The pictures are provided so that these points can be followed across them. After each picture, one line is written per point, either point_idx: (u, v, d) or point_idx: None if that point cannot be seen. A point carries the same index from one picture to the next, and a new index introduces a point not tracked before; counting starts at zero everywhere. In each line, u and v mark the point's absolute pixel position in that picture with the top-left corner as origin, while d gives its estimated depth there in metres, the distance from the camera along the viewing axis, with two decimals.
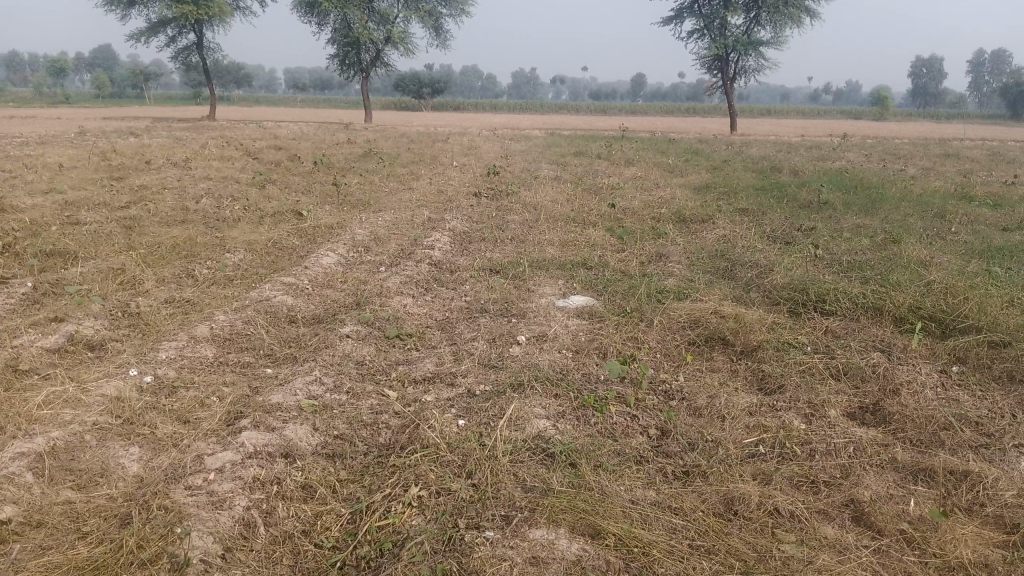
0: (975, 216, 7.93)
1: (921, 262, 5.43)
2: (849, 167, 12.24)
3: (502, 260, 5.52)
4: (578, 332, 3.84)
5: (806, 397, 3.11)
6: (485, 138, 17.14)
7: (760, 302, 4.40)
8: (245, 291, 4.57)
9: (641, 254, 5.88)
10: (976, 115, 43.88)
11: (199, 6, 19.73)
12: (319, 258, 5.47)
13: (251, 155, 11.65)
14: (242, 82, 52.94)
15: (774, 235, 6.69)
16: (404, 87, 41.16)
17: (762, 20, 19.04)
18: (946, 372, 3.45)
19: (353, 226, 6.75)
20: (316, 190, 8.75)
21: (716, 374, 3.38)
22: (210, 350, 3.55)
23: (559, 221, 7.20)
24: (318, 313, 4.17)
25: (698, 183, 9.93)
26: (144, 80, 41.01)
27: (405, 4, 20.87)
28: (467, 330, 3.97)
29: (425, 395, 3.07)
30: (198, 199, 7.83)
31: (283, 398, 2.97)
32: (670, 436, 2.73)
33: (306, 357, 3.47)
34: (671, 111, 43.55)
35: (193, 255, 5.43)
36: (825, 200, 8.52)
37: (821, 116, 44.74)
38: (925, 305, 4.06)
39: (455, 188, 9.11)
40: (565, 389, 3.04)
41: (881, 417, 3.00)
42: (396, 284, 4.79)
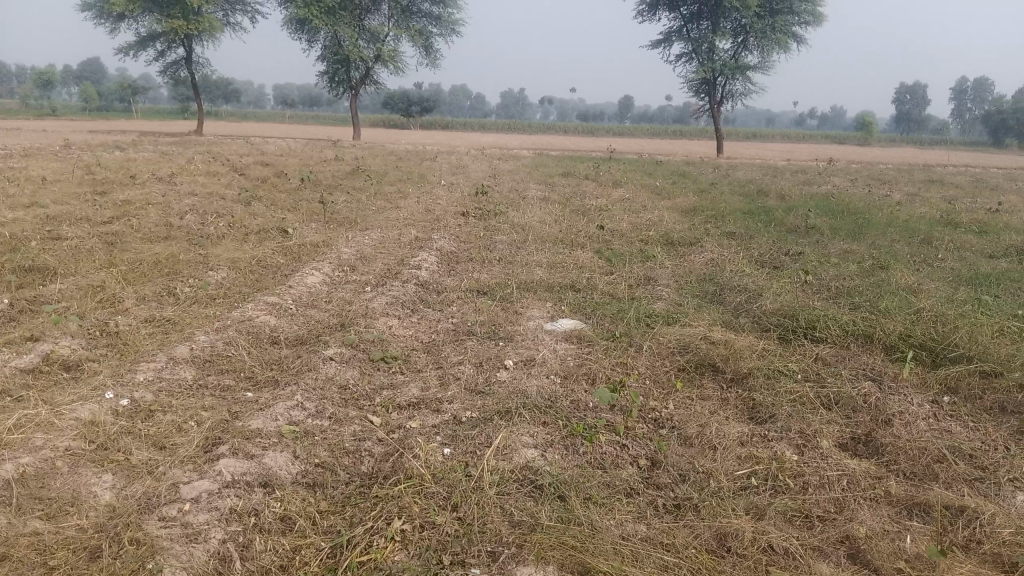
0: (962, 243, 7.94)
1: (910, 289, 5.42)
2: (836, 192, 12.29)
3: (490, 281, 5.46)
4: (566, 356, 3.78)
5: (797, 427, 3.05)
6: (473, 157, 17.14)
7: (750, 328, 4.36)
8: (227, 311, 4.49)
9: (630, 276, 5.84)
10: (959, 141, 44.35)
11: (188, 21, 19.70)
12: (304, 277, 5.40)
13: (237, 170, 11.56)
14: (230, 97, 52.87)
15: (762, 259, 6.67)
16: (393, 104, 41.19)
17: (750, 45, 19.19)
18: (939, 401, 3.41)
19: (339, 245, 6.68)
20: (302, 207, 8.68)
21: (706, 402, 3.33)
22: (189, 372, 3.46)
23: (547, 242, 7.15)
24: (302, 334, 4.09)
25: (686, 205, 9.93)
26: (131, 94, 40.84)
27: (396, 23, 20.92)
28: (453, 353, 3.90)
29: (410, 421, 2.99)
30: (182, 216, 7.74)
31: (263, 424, 2.89)
32: (660, 467, 2.67)
33: (288, 380, 3.39)
34: (658, 133, 43.79)
35: (175, 272, 5.34)
36: (813, 225, 8.52)
37: (807, 141, 45.08)
38: (916, 333, 4.02)
39: (443, 207, 9.06)
40: (553, 417, 2.98)
41: (874, 448, 2.95)
42: (382, 305, 4.72)
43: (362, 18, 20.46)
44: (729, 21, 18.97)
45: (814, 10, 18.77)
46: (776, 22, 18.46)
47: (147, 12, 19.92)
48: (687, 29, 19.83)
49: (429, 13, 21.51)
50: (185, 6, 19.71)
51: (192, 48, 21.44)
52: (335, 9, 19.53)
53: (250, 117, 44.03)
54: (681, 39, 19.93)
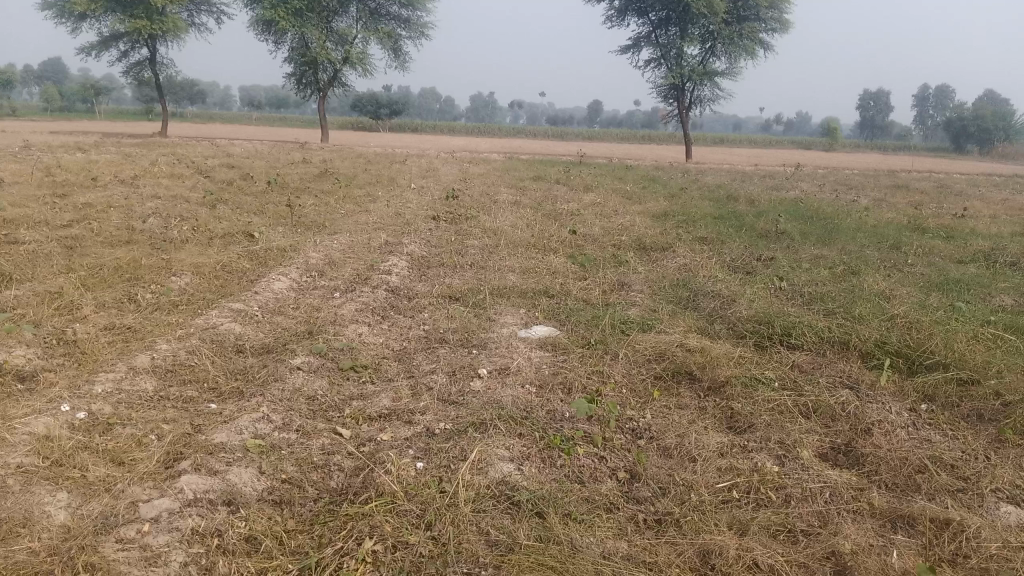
0: (930, 249, 8.00)
1: (882, 295, 5.42)
2: (804, 197, 12.36)
3: (462, 287, 5.37)
4: (541, 365, 3.70)
5: (777, 437, 3.00)
6: (444, 160, 17.03)
7: (726, 335, 4.31)
8: (192, 318, 4.35)
9: (603, 282, 5.78)
10: (921, 147, 45.11)
11: (153, 20, 19.38)
12: (270, 282, 5.26)
13: (202, 173, 11.35)
14: (196, 98, 52.15)
15: (734, 264, 6.65)
16: (361, 107, 40.88)
17: (717, 51, 19.30)
18: (917, 410, 3.39)
19: (308, 249, 6.54)
20: (269, 211, 8.54)
21: (683, 411, 3.27)
22: (149, 383, 3.33)
23: (519, 247, 7.08)
24: (268, 342, 3.97)
25: (657, 210, 9.92)
26: (94, 94, 40.16)
27: (365, 25, 20.75)
28: (425, 362, 3.81)
29: (381, 434, 2.90)
30: (145, 219, 7.56)
31: (226, 438, 2.78)
32: (640, 480, 2.61)
33: (253, 391, 3.27)
34: (627, 138, 44.02)
35: (137, 278, 5.18)
36: (783, 230, 8.54)
37: (774, 146, 45.54)
38: (891, 340, 4.00)
39: (413, 211, 8.95)
40: (529, 428, 2.90)
41: (854, 458, 2.91)
42: (351, 312, 4.61)
43: (331, 20, 20.26)
44: (697, 28, 19.03)
45: (781, 17, 19.03)
46: (743, 29, 18.73)
47: (110, 11, 19.56)
48: (655, 34, 19.89)
49: (398, 16, 21.36)
50: (149, 6, 19.38)
51: (156, 48, 21.10)
52: (303, 10, 19.33)
53: (215, 119, 43.50)
54: (650, 44, 19.98)
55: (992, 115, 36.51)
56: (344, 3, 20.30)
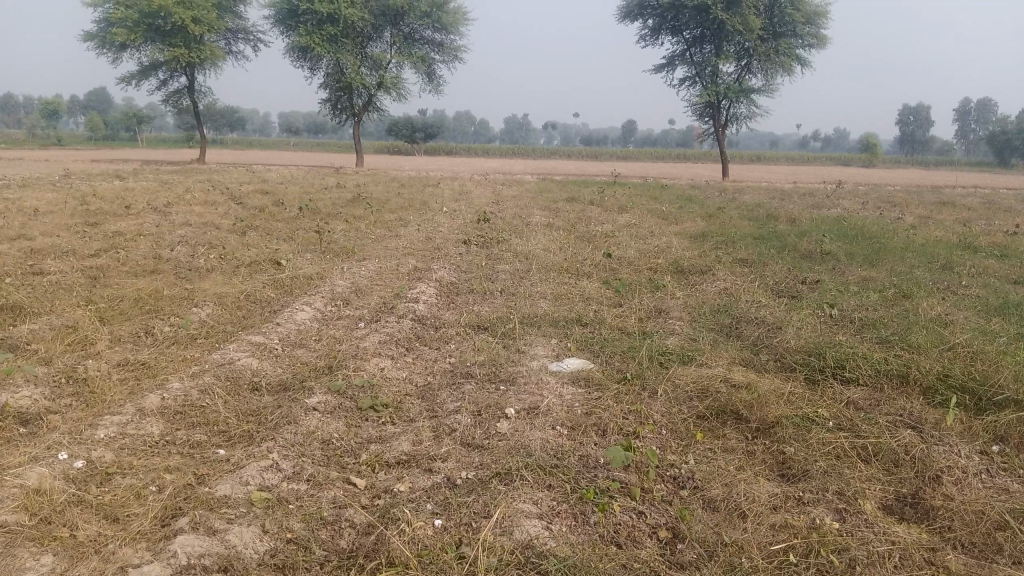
0: (983, 268, 7.62)
1: (938, 320, 5.09)
2: (847, 215, 12.00)
3: (491, 315, 5.14)
4: (573, 403, 3.45)
5: (835, 487, 2.71)
6: (476, 183, 16.89)
7: (772, 367, 4.02)
8: (209, 353, 4.17)
9: (640, 308, 5.51)
10: (965, 162, 44.13)
11: (190, 49, 19.61)
12: (292, 312, 5.08)
13: (235, 199, 11.30)
14: (236, 124, 52.94)
15: (778, 288, 6.35)
16: (396, 131, 41.17)
17: (753, 68, 19.01)
18: (988, 451, 3.07)
19: (334, 277, 6.36)
20: (298, 237, 8.40)
21: (729, 456, 3.00)
22: (155, 425, 3.13)
23: (552, 271, 6.83)
24: (285, 378, 3.76)
25: (695, 231, 9.63)
26: (138, 123, 40.93)
27: (398, 49, 20.78)
28: (450, 399, 3.57)
29: (397, 484, 2.66)
30: (172, 247, 7.46)
31: (230, 490, 2.57)
32: (683, 542, 2.34)
33: (264, 435, 3.06)
34: (663, 157, 43.71)
35: (158, 310, 5.03)
36: (827, 251, 8.20)
37: (813, 163, 44.90)
38: (955, 373, 3.68)
39: (444, 235, 8.78)
40: (560, 479, 2.64)
41: (923, 511, 2.61)
42: (374, 344, 4.39)
43: (364, 45, 20.32)
44: (732, 44, 18.76)
45: (818, 33, 18.65)
46: (780, 45, 18.41)
47: (149, 41, 19.83)
48: (690, 52, 19.67)
49: (431, 40, 21.37)
50: (187, 34, 19.60)
51: (194, 76, 21.37)
52: (338, 36, 19.40)
53: (254, 145, 44.10)
54: (684, 62, 19.74)
55: None
56: (378, 29, 20.35)
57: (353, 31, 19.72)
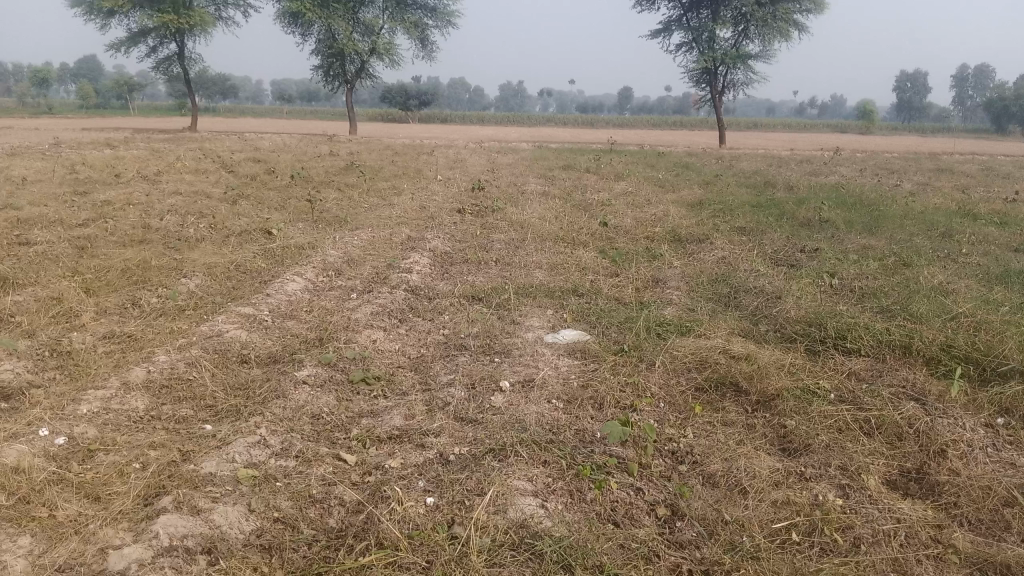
0: (983, 236, 7.54)
1: (940, 289, 5.01)
2: (845, 182, 11.88)
3: (486, 285, 5.04)
4: (569, 375, 3.37)
5: (838, 462, 2.65)
6: (471, 150, 16.71)
7: (772, 338, 3.94)
8: (197, 324, 4.08)
9: (637, 278, 5.43)
10: (963, 129, 43.89)
11: (180, 15, 19.24)
12: (283, 283, 4.98)
13: (226, 168, 11.13)
14: (228, 92, 52.33)
15: (776, 257, 6.26)
16: (390, 99, 40.73)
17: (751, 33, 18.73)
18: (992, 425, 3.00)
19: (326, 246, 6.25)
20: (289, 206, 8.27)
21: (729, 430, 2.93)
22: (139, 400, 3.05)
23: (547, 241, 6.73)
24: (274, 350, 3.68)
25: (692, 198, 9.52)
26: (129, 90, 40.42)
27: (391, 14, 20.42)
28: (443, 371, 3.50)
29: (389, 460, 2.59)
30: (162, 217, 7.34)
31: (215, 468, 2.49)
32: (683, 519, 2.28)
33: (253, 409, 2.97)
34: (660, 125, 43.42)
35: (145, 281, 4.92)
36: (826, 219, 8.11)
37: (810, 130, 44.65)
38: (958, 344, 3.61)
39: (439, 203, 8.64)
40: (556, 455, 2.56)
41: (928, 486, 2.55)
42: (366, 315, 4.30)
43: (358, 10, 19.95)
44: (729, 9, 18.51)
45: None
46: (778, 10, 18.12)
47: (138, 7, 19.46)
48: (687, 17, 19.37)
49: (425, 5, 21.04)
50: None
51: (184, 42, 21.00)
52: (330, 1, 19.06)
53: (246, 113, 43.63)
54: (681, 28, 19.47)
55: None
56: None
57: None
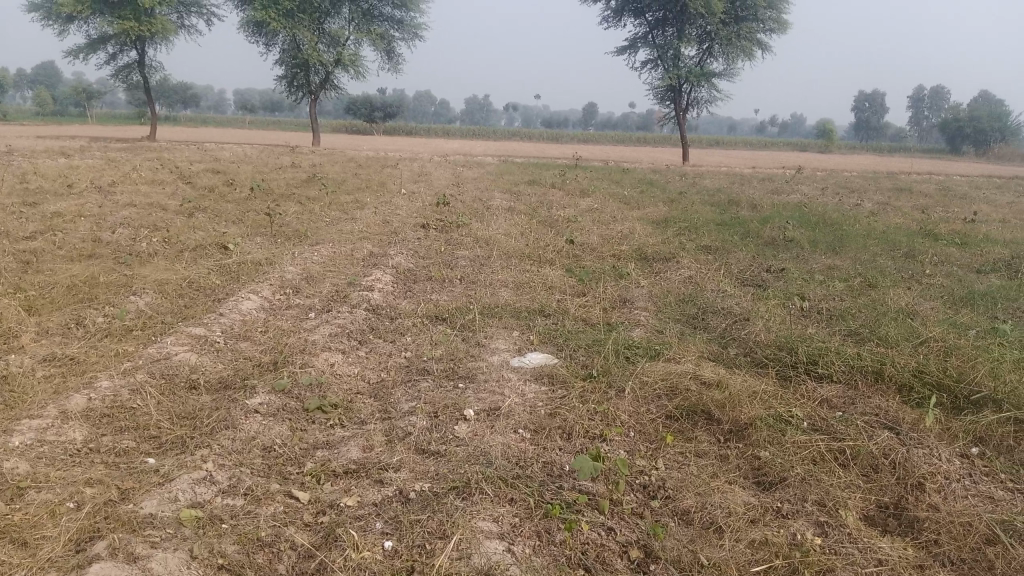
0: (945, 256, 7.59)
1: (907, 311, 4.97)
2: (808, 201, 11.95)
3: (450, 305, 4.90)
4: (536, 403, 3.24)
5: (815, 497, 2.55)
6: (436, 164, 16.58)
7: (742, 363, 3.85)
8: (144, 346, 3.88)
9: (604, 297, 5.32)
10: (919, 148, 44.89)
11: (140, 22, 18.86)
12: (238, 302, 4.79)
13: (184, 179, 10.85)
14: (189, 101, 51.58)
15: (743, 277, 6.21)
16: (355, 110, 40.42)
17: (715, 52, 18.89)
18: (968, 455, 2.93)
19: (284, 263, 6.06)
20: (248, 219, 8.05)
21: (702, 462, 2.82)
22: (77, 431, 2.85)
23: (513, 258, 6.61)
24: (226, 375, 3.49)
25: (657, 216, 9.48)
26: (87, 98, 39.61)
27: (356, 25, 20.25)
28: (404, 399, 3.34)
29: (344, 498, 2.43)
30: (114, 230, 7.08)
31: (156, 509, 2.31)
32: (656, 563, 2.16)
33: (200, 442, 2.80)
34: (624, 140, 43.73)
35: (92, 299, 4.70)
36: (790, 238, 8.11)
37: (771, 148, 45.31)
38: (929, 369, 3.55)
39: (402, 218, 8.49)
40: (523, 493, 2.43)
41: (907, 522, 2.46)
42: (324, 336, 4.13)
43: (322, 20, 19.76)
44: (694, 28, 18.65)
45: (779, 17, 18.59)
46: (741, 29, 18.32)
47: (97, 13, 19.05)
48: (652, 35, 19.47)
49: (391, 17, 20.89)
50: (137, 7, 18.87)
51: (144, 50, 20.60)
52: (294, 11, 18.84)
53: (208, 123, 42.99)
54: (647, 45, 19.56)
55: (989, 115, 36.53)
56: (336, 4, 19.77)
57: (310, 6, 19.15)
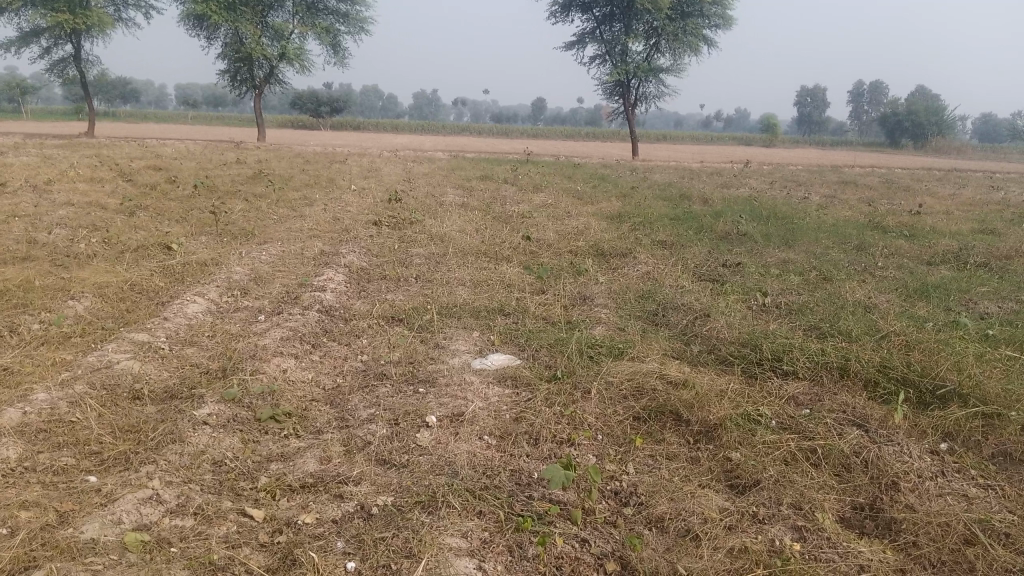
0: (895, 248, 7.67)
1: (865, 305, 4.97)
2: (757, 194, 12.05)
3: (406, 305, 4.77)
4: (500, 407, 3.13)
5: (792, 500, 2.49)
6: (386, 159, 16.35)
7: (707, 361, 3.79)
8: (83, 355, 3.66)
9: (563, 295, 5.24)
10: (861, 142, 45.92)
11: (75, 15, 18.21)
12: (183, 305, 4.58)
13: (124, 176, 10.47)
14: (129, 97, 50.13)
15: (700, 272, 6.18)
16: (301, 105, 39.75)
17: (662, 47, 18.97)
18: (937, 451, 2.90)
19: (231, 263, 5.85)
20: (192, 218, 7.78)
21: (674, 464, 2.74)
22: (9, 448, 2.64)
23: (468, 255, 6.49)
24: (171, 385, 3.31)
25: (611, 210, 9.45)
26: (20, 93, 38.26)
27: (301, 19, 19.86)
28: (363, 405, 3.21)
29: (303, 515, 2.29)
30: (50, 230, 6.77)
31: (97, 533, 2.14)
32: None
33: (145, 457, 2.63)
34: (573, 135, 43.82)
35: (26, 304, 4.44)
36: (744, 232, 8.13)
37: (718, 142, 45.92)
38: (894, 364, 3.53)
39: (353, 215, 8.29)
40: (492, 506, 2.32)
41: (884, 524, 2.41)
42: (276, 340, 3.96)
43: (266, 14, 19.34)
44: (641, 23, 18.68)
45: (724, 13, 18.75)
46: (688, 25, 18.40)
47: (29, 6, 18.34)
48: (599, 30, 19.46)
49: (336, 11, 20.55)
50: None
51: (80, 44, 19.90)
52: (236, 4, 18.39)
53: (148, 118, 41.86)
54: (594, 41, 19.56)
55: (926, 110, 37.44)
56: None
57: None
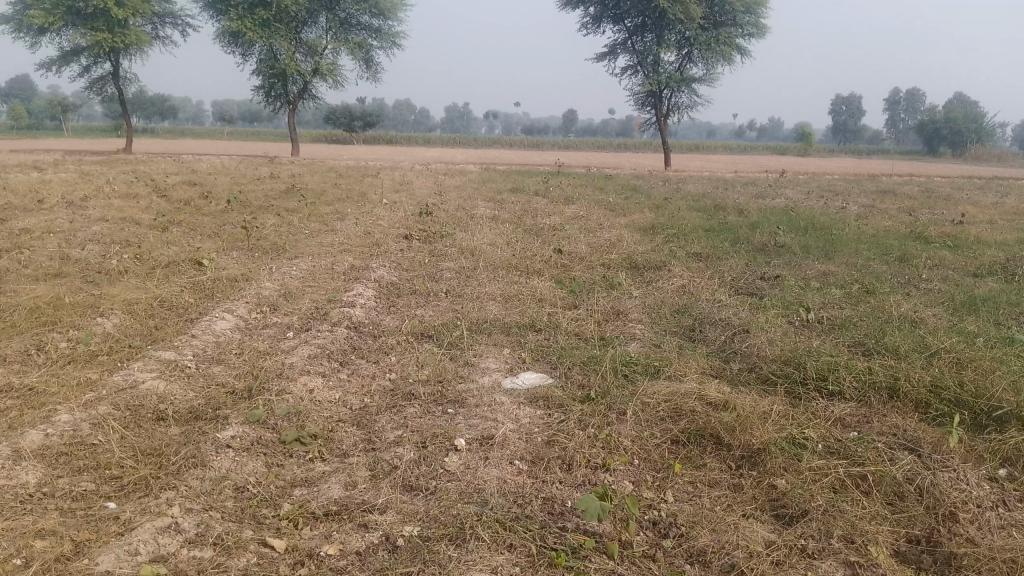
0: (939, 260, 7.43)
1: (911, 320, 4.78)
2: (793, 204, 11.82)
3: (435, 321, 4.67)
4: (532, 430, 3.01)
5: (842, 532, 2.34)
6: (418, 173, 16.34)
7: (748, 381, 3.64)
8: (109, 374, 3.61)
9: (597, 310, 5.11)
10: (898, 150, 45.14)
11: (114, 33, 18.51)
12: (211, 322, 4.53)
13: (159, 192, 10.55)
14: (167, 113, 50.95)
15: (737, 285, 6.02)
16: (334, 119, 40.09)
17: (694, 57, 18.80)
18: (997, 478, 2.73)
19: (261, 278, 5.81)
20: (224, 233, 7.78)
21: (716, 492, 2.60)
22: (29, 473, 2.58)
23: (499, 269, 6.40)
24: (195, 405, 3.24)
25: (644, 222, 9.30)
26: (62, 110, 39.05)
27: (334, 35, 20.00)
28: (391, 427, 3.10)
29: (325, 546, 2.20)
30: (84, 246, 6.80)
31: (112, 566, 2.06)
32: None
33: (166, 483, 2.55)
34: (604, 146, 43.70)
35: (55, 321, 4.42)
36: (781, 243, 7.94)
37: (751, 152, 45.46)
38: (947, 384, 3.35)
39: (384, 229, 8.24)
40: (524, 538, 2.21)
41: (942, 559, 2.25)
42: (303, 358, 3.89)
43: (300, 30, 19.52)
44: (673, 34, 18.54)
45: (757, 22, 18.56)
46: (720, 34, 18.21)
47: (69, 25, 18.68)
48: (631, 41, 19.33)
49: (369, 26, 20.69)
50: (110, 18, 18.50)
51: (119, 62, 20.23)
52: (270, 21, 18.58)
53: (185, 133, 42.50)
54: (626, 51, 19.44)
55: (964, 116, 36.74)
56: (313, 13, 19.54)
57: (287, 16, 18.89)
